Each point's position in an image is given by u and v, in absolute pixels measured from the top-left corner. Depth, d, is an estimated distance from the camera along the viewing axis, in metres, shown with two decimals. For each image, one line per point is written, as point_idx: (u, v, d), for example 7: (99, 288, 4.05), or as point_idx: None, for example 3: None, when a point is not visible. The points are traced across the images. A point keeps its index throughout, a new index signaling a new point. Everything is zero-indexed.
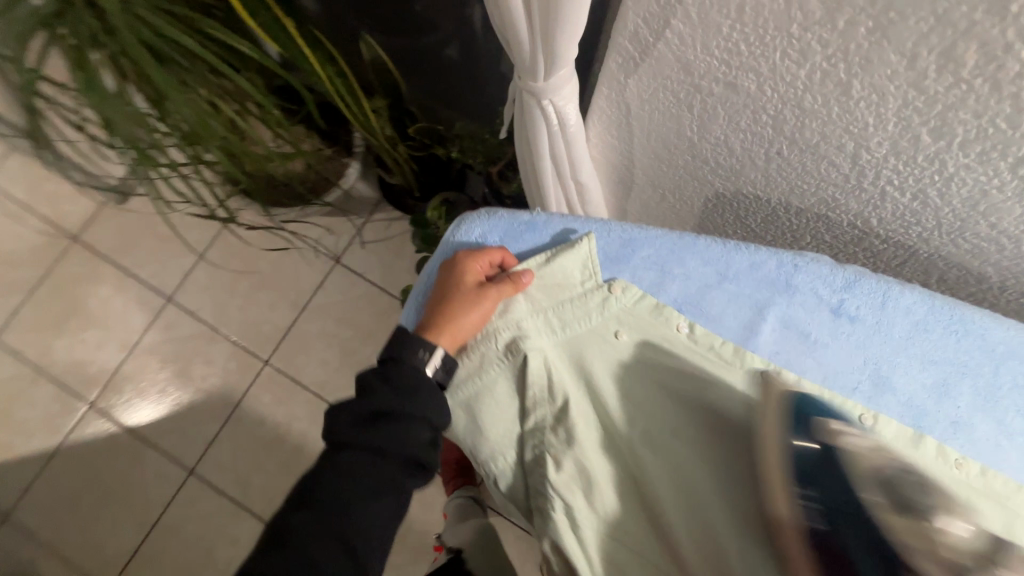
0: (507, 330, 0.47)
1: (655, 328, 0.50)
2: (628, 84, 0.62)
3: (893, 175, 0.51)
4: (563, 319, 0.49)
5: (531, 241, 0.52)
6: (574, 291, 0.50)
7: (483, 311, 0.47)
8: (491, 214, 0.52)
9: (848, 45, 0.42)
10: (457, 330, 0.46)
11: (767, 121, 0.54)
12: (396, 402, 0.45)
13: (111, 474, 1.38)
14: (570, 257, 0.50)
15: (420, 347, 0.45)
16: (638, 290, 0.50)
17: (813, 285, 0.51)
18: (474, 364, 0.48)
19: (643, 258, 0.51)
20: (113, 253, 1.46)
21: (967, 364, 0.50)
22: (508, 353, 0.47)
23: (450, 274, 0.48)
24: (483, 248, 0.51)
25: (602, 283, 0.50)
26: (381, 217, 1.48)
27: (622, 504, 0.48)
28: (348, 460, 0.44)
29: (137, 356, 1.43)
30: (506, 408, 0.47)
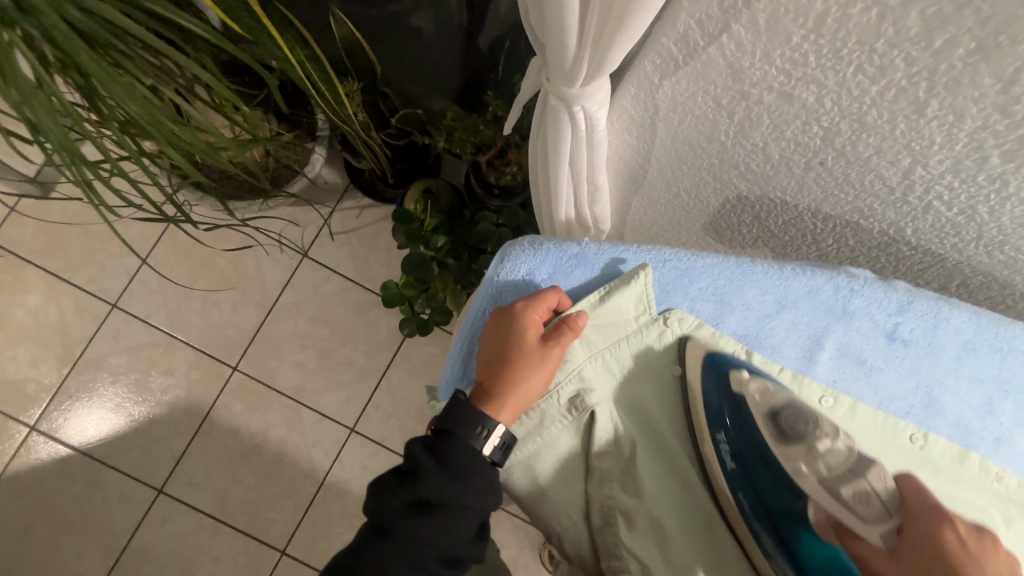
0: (569, 384, 0.51)
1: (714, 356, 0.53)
2: (661, 86, 0.57)
3: (945, 192, 0.50)
4: (619, 358, 0.53)
5: (581, 278, 0.53)
6: (629, 326, 0.52)
7: (545, 373, 0.49)
8: (537, 247, 0.52)
9: (938, 65, 0.39)
10: (522, 394, 0.48)
11: (817, 132, 0.51)
12: (447, 487, 0.45)
13: (66, 501, 1.25)
14: (627, 294, 0.51)
15: (477, 424, 0.46)
16: (695, 320, 0.53)
17: (870, 310, 0.52)
18: (535, 422, 0.51)
19: (702, 291, 0.53)
20: (38, 257, 1.28)
21: (1011, 381, 0.53)
22: (571, 409, 0.51)
23: (507, 324, 0.49)
24: (530, 287, 0.53)
25: (658, 315, 0.52)
26: (349, 205, 1.36)
27: (696, 552, 0.50)
28: (389, 548, 0.44)
29: (83, 371, 1.28)
30: (570, 464, 0.51)
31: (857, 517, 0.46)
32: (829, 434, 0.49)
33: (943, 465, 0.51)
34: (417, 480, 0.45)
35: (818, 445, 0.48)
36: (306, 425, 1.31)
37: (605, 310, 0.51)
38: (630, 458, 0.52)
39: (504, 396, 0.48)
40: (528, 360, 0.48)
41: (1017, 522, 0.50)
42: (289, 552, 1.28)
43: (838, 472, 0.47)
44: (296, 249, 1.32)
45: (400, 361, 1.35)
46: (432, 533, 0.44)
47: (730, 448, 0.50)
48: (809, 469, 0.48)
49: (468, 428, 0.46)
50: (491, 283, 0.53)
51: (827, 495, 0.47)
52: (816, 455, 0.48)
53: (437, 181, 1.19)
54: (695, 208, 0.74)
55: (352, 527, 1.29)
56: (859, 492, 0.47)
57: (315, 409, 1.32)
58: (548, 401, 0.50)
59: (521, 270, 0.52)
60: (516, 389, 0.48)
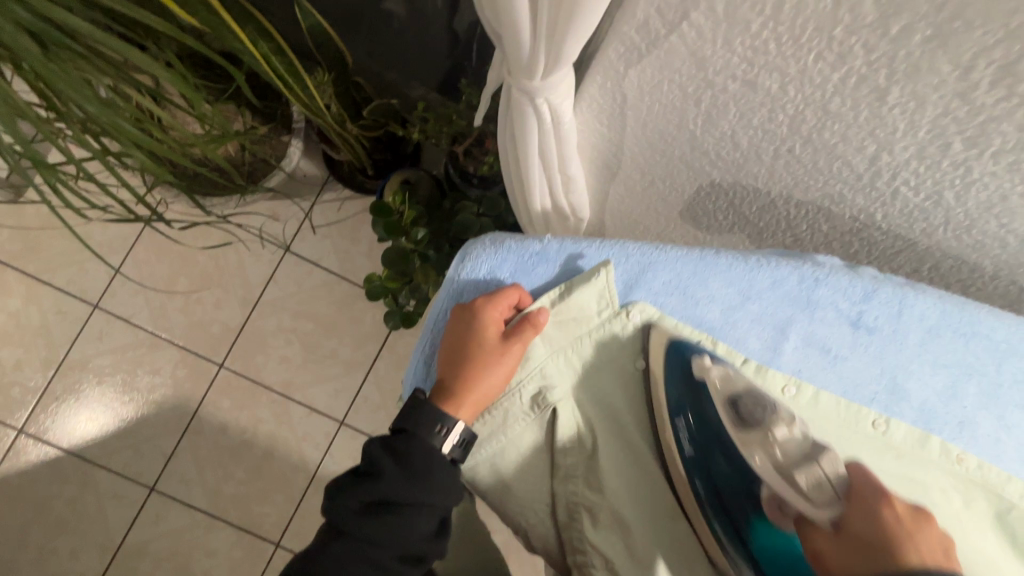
0: (531, 382, 0.51)
1: None
2: (627, 75, 0.56)
3: (911, 177, 0.49)
4: (582, 355, 0.53)
5: (543, 275, 0.53)
6: (591, 323, 0.52)
7: (505, 369, 0.49)
8: (498, 246, 0.52)
9: (896, 52, 0.38)
10: (482, 391, 0.49)
11: (782, 120, 0.50)
12: (406, 488, 0.45)
13: (61, 502, 1.26)
14: (587, 291, 0.51)
15: (436, 422, 0.47)
16: (657, 312, 0.52)
17: (833, 299, 0.51)
18: (498, 420, 0.51)
19: (665, 284, 0.52)
20: (16, 259, 1.26)
21: (974, 365, 0.52)
22: (534, 407, 0.51)
23: (467, 322, 0.49)
24: (495, 284, 0.53)
25: (619, 308, 0.52)
26: (331, 197, 1.34)
27: (658, 543, 0.51)
28: (346, 548, 0.44)
29: (68, 373, 1.28)
30: (534, 460, 0.52)
31: (809, 504, 0.44)
32: (788, 421, 0.48)
33: (902, 449, 0.51)
34: (376, 480, 0.45)
35: (775, 433, 0.47)
36: (295, 419, 1.32)
37: (564, 307, 0.51)
38: (592, 453, 0.52)
39: (464, 391, 0.49)
40: (489, 356, 0.49)
41: (977, 505, 0.50)
42: (283, 544, 1.29)
43: (793, 458, 0.46)
44: (278, 244, 1.31)
45: (387, 353, 1.35)
46: (390, 534, 0.44)
47: (689, 435, 0.50)
48: (764, 455, 0.46)
49: (429, 427, 0.47)
50: (452, 283, 0.53)
51: (779, 478, 0.45)
52: (772, 442, 0.47)
53: (416, 171, 1.18)
54: (670, 195, 0.73)
55: None
56: (812, 477, 0.45)
57: (303, 403, 1.33)
58: (510, 400, 0.51)
59: (483, 267, 0.52)
60: (476, 384, 0.49)
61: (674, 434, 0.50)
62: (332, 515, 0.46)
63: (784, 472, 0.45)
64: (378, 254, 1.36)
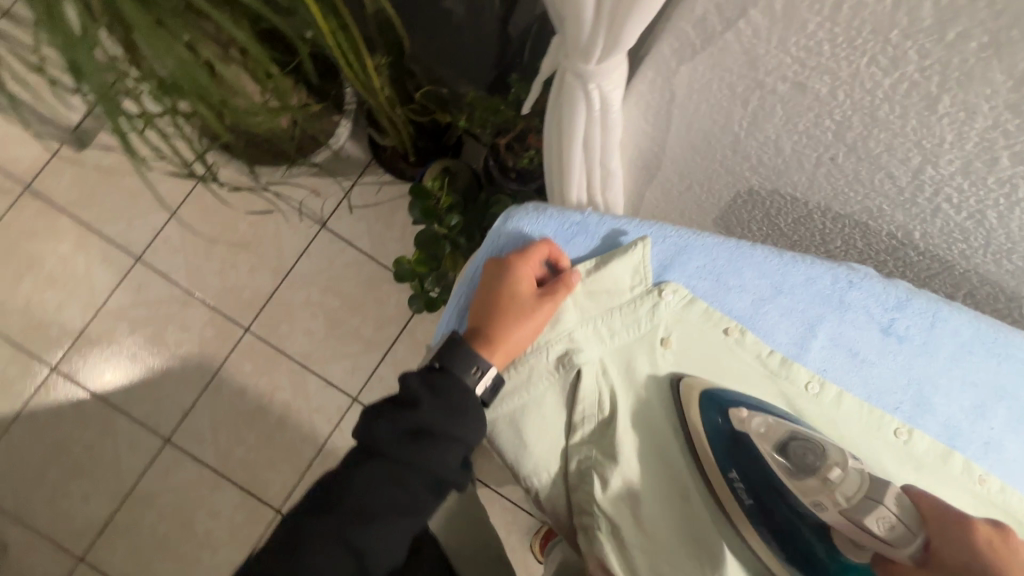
0: (558, 343, 0.51)
1: (704, 333, 0.52)
2: (678, 72, 0.57)
3: (955, 194, 0.50)
4: (611, 327, 0.51)
5: (583, 245, 0.54)
6: (623, 298, 0.52)
7: (536, 326, 0.50)
8: (542, 211, 0.54)
9: (950, 58, 0.39)
10: (510, 343, 0.50)
11: (828, 126, 0.51)
12: (440, 420, 0.47)
13: (80, 442, 1.30)
14: (622, 264, 0.51)
15: (467, 365, 0.49)
16: (688, 293, 0.52)
17: (866, 303, 0.51)
18: (523, 377, 0.51)
19: (698, 268, 0.53)
20: (72, 206, 1.33)
21: (1005, 386, 0.51)
22: (559, 366, 0.51)
23: (502, 274, 0.51)
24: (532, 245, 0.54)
25: (652, 286, 0.52)
26: (371, 179, 1.39)
27: (666, 513, 0.50)
28: (380, 470, 0.46)
29: (103, 321, 1.33)
30: (552, 420, 0.51)
31: (886, 548, 0.40)
32: (840, 460, 0.44)
33: (923, 461, 0.50)
34: (413, 410, 0.47)
35: (829, 476, 0.43)
36: (311, 391, 1.35)
37: (598, 278, 0.51)
38: (609, 419, 0.51)
39: (493, 340, 0.50)
40: (521, 310, 0.50)
41: None
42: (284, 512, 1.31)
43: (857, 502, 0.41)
44: (315, 219, 1.36)
45: (406, 338, 1.37)
46: (425, 463, 0.46)
47: (746, 486, 0.48)
48: (828, 502, 0.43)
49: (464, 367, 0.49)
50: (493, 240, 0.55)
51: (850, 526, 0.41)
52: (832, 488, 0.42)
53: (456, 161, 1.21)
54: (706, 202, 0.74)
55: None
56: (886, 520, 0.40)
57: (321, 376, 1.36)
58: (536, 356, 0.51)
59: (524, 230, 0.54)
60: (505, 334, 0.50)
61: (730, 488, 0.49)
62: (368, 437, 0.47)
63: (853, 520, 0.41)
64: (409, 239, 1.40)
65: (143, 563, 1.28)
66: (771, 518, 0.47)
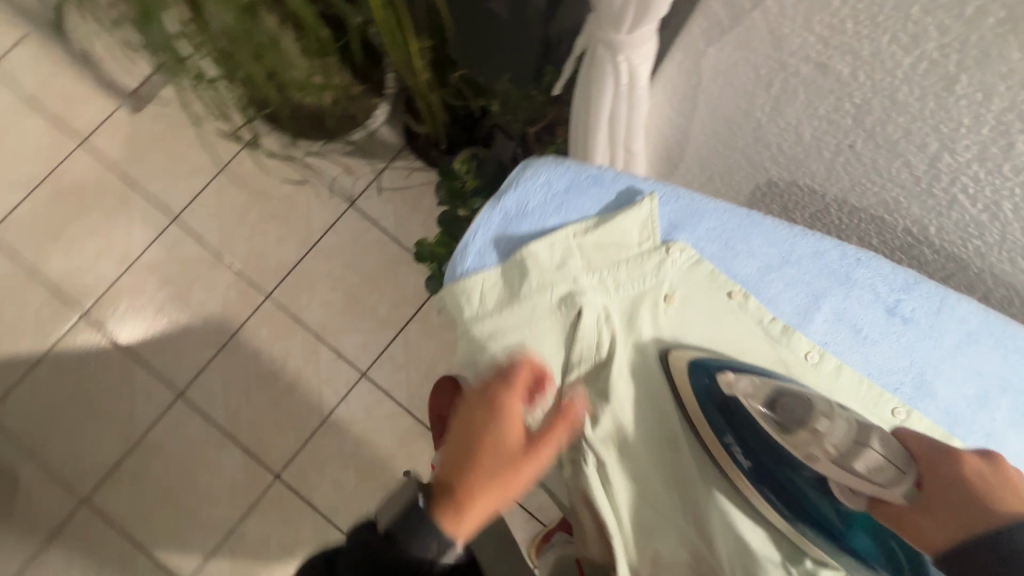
0: (562, 284, 0.50)
1: (708, 294, 0.52)
2: (706, 54, 0.60)
3: (971, 183, 0.50)
4: (618, 279, 0.51)
5: (596, 198, 0.54)
6: (631, 251, 0.52)
7: (520, 482, 0.42)
8: (561, 162, 0.54)
9: (969, 35, 0.40)
10: (489, 506, 0.41)
11: (848, 110, 0.53)
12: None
13: (99, 388, 1.35)
14: (632, 217, 0.52)
15: (435, 539, 0.40)
16: (695, 253, 0.52)
17: (872, 282, 0.52)
18: (524, 316, 0.50)
19: (710, 230, 0.54)
20: (121, 163, 1.41)
21: (1012, 381, 0.51)
22: (560, 306, 0.50)
23: (487, 416, 0.43)
24: (549, 193, 0.54)
25: (660, 245, 0.52)
26: (401, 164, 1.44)
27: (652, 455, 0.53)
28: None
29: (136, 273, 1.39)
30: (544, 364, 0.50)
31: (875, 489, 0.42)
32: (829, 412, 0.46)
33: None
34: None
35: (818, 426, 0.45)
36: (322, 361, 1.38)
37: (608, 230, 0.51)
38: (604, 360, 0.51)
39: (468, 503, 0.41)
40: (507, 462, 0.41)
41: None
42: (283, 477, 1.34)
43: (845, 448, 0.44)
44: (345, 196, 1.41)
45: (420, 319, 1.40)
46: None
47: (741, 449, 0.49)
48: (823, 456, 0.45)
49: (429, 543, 0.40)
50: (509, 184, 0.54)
51: (843, 474, 0.44)
52: (824, 440, 0.45)
53: (485, 150, 1.25)
54: (725, 194, 0.75)
55: (347, 466, 1.35)
56: (872, 464, 0.43)
57: (333, 348, 1.39)
58: (540, 294, 0.50)
59: (541, 178, 0.54)
60: (484, 496, 0.41)
61: (726, 452, 0.50)
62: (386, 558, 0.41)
63: (842, 466, 0.44)
64: (433, 225, 1.43)
65: (144, 510, 1.31)
66: (762, 472, 0.49)
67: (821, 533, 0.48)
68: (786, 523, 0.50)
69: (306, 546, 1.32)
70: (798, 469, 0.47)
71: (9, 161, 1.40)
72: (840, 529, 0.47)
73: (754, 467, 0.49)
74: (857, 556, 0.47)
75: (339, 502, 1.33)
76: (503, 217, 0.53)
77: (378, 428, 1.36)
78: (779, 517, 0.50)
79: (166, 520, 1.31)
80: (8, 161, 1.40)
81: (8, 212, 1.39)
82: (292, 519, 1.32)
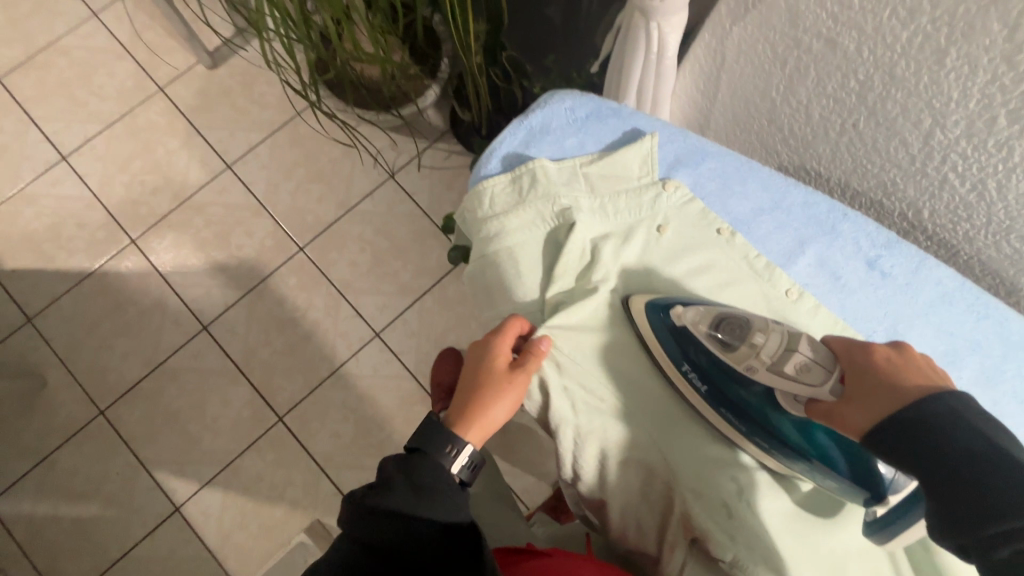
0: (565, 199, 0.60)
1: (701, 224, 0.64)
2: (732, 33, 0.66)
3: (960, 161, 0.55)
4: (617, 207, 0.62)
5: (613, 126, 0.66)
6: (633, 180, 0.63)
7: (509, 400, 0.56)
8: (585, 95, 0.67)
9: (958, 7, 0.46)
10: (488, 421, 0.56)
11: (852, 87, 0.58)
12: (416, 505, 0.50)
13: (134, 310, 1.44)
14: (633, 151, 0.64)
15: (446, 444, 0.54)
16: (687, 193, 0.64)
17: (856, 234, 0.63)
18: (528, 224, 0.60)
19: (711, 171, 0.66)
20: (191, 111, 1.54)
21: (978, 342, 0.62)
22: (557, 218, 0.60)
23: (481, 354, 0.57)
24: (571, 116, 0.66)
25: (657, 180, 0.64)
26: (443, 146, 1.53)
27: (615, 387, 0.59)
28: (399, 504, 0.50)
29: (186, 211, 1.50)
30: (537, 263, 0.60)
31: (810, 389, 0.51)
32: (764, 328, 0.54)
33: None
34: (386, 491, 0.50)
35: (755, 339, 0.54)
36: (340, 316, 1.45)
37: (612, 159, 0.63)
38: (591, 261, 0.60)
39: (473, 417, 0.56)
40: (497, 386, 0.56)
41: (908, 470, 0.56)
42: (285, 420, 1.39)
43: (777, 354, 0.52)
44: (386, 167, 1.51)
45: (438, 291, 1.47)
46: (402, 541, 0.48)
47: (698, 375, 0.58)
48: (758, 363, 0.54)
49: (441, 447, 0.54)
50: (537, 106, 0.67)
51: (775, 376, 0.53)
52: (758, 352, 0.54)
53: None
54: None
55: (347, 419, 1.39)
56: (799, 363, 0.51)
57: (353, 305, 1.46)
58: (543, 205, 0.60)
59: (566, 103, 0.66)
60: (484, 412, 0.56)
61: (684, 379, 0.59)
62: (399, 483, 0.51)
63: (777, 371, 0.52)
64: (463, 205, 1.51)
65: (153, 430, 1.38)
66: (717, 395, 0.58)
67: (778, 447, 0.56)
68: (742, 437, 0.57)
69: (295, 491, 1.35)
70: (748, 385, 0.56)
71: (94, 97, 1.55)
72: (799, 441, 0.55)
73: (708, 389, 0.58)
74: (824, 466, 0.54)
75: (334, 452, 1.37)
76: (527, 133, 0.65)
77: (382, 387, 1.41)
78: (736, 432, 0.58)
79: (170, 443, 1.37)
80: (93, 97, 1.55)
81: (85, 142, 1.53)
82: (287, 462, 1.37)
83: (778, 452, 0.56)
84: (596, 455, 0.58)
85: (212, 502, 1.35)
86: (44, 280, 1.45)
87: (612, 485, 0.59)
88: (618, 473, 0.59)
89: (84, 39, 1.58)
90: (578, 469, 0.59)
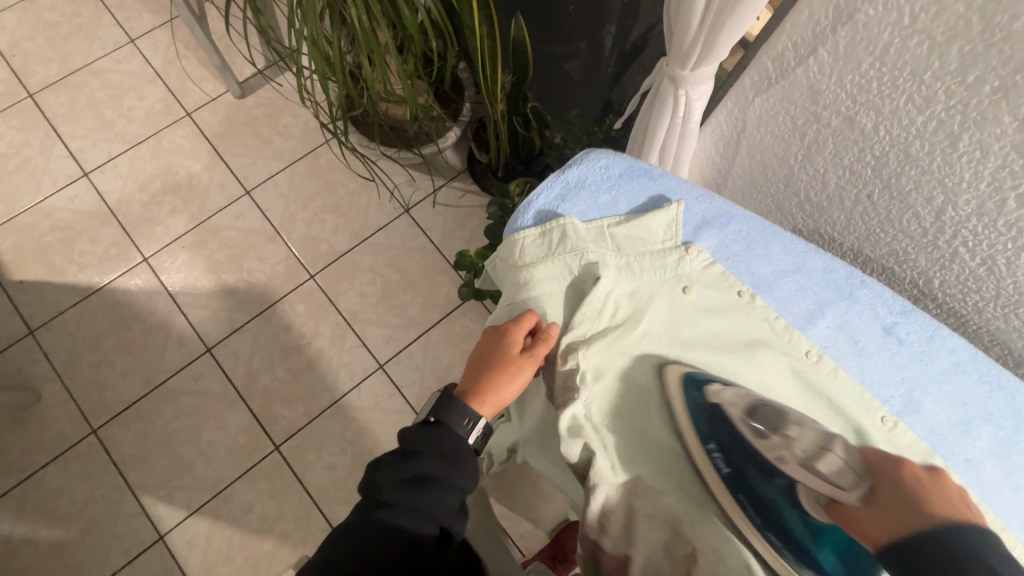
0: (592, 253, 0.63)
1: (723, 285, 0.66)
2: (753, 102, 0.74)
3: (971, 237, 0.62)
4: (641, 266, 0.64)
5: (646, 187, 0.70)
6: (659, 243, 0.66)
7: (519, 381, 0.60)
8: (619, 155, 0.71)
9: (971, 99, 0.53)
10: (498, 398, 0.60)
11: (869, 161, 0.66)
12: (442, 468, 0.56)
13: (138, 328, 1.44)
14: (660, 217, 0.67)
15: (467, 417, 0.58)
16: (709, 257, 0.67)
17: (871, 301, 0.67)
18: (556, 276, 0.63)
19: (737, 233, 0.70)
20: (215, 137, 1.59)
21: (994, 416, 0.64)
22: (580, 273, 0.63)
23: (498, 338, 0.60)
24: (605, 173, 0.70)
25: (680, 244, 0.67)
26: (459, 185, 1.58)
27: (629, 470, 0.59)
28: (423, 485, 0.55)
29: (201, 232, 1.52)
30: (555, 312, 0.62)
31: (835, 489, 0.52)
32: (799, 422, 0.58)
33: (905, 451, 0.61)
34: (414, 457, 0.56)
35: (791, 432, 0.57)
36: (346, 346, 1.45)
37: (639, 223, 0.66)
38: (618, 321, 0.63)
39: (487, 393, 0.60)
40: (512, 369, 0.60)
41: None
42: (281, 449, 1.36)
43: (812, 452, 0.55)
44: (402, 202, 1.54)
45: (444, 326, 1.47)
46: (428, 503, 0.54)
47: (722, 455, 0.57)
48: (791, 457, 0.55)
49: (458, 419, 0.58)
50: (575, 162, 0.71)
51: (806, 471, 0.54)
52: (793, 444, 0.56)
53: None
54: None
55: (344, 451, 1.37)
56: (832, 465, 0.54)
57: (359, 335, 1.46)
58: (570, 259, 0.63)
59: (602, 161, 0.70)
60: (497, 389, 0.60)
61: (709, 458, 0.57)
62: (425, 457, 0.56)
63: (810, 465, 0.54)
64: (475, 243, 1.54)
65: (146, 452, 1.35)
66: (740, 479, 0.56)
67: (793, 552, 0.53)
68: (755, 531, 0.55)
69: (284, 524, 1.31)
70: (771, 475, 0.55)
71: (122, 118, 1.59)
72: (810, 542, 0.52)
73: (730, 472, 0.57)
74: None
75: (328, 486, 1.34)
76: (562, 187, 0.69)
77: (382, 420, 1.40)
78: (753, 530, 0.55)
79: (162, 466, 1.34)
80: (121, 118, 1.59)
81: (108, 159, 1.56)
82: (279, 493, 1.33)
83: (785, 551, 0.53)
84: (623, 506, 0.59)
85: (199, 532, 1.30)
86: (51, 292, 1.45)
87: (638, 539, 0.57)
88: (645, 529, 0.59)
89: (119, 63, 1.64)
90: (604, 522, 0.59)
